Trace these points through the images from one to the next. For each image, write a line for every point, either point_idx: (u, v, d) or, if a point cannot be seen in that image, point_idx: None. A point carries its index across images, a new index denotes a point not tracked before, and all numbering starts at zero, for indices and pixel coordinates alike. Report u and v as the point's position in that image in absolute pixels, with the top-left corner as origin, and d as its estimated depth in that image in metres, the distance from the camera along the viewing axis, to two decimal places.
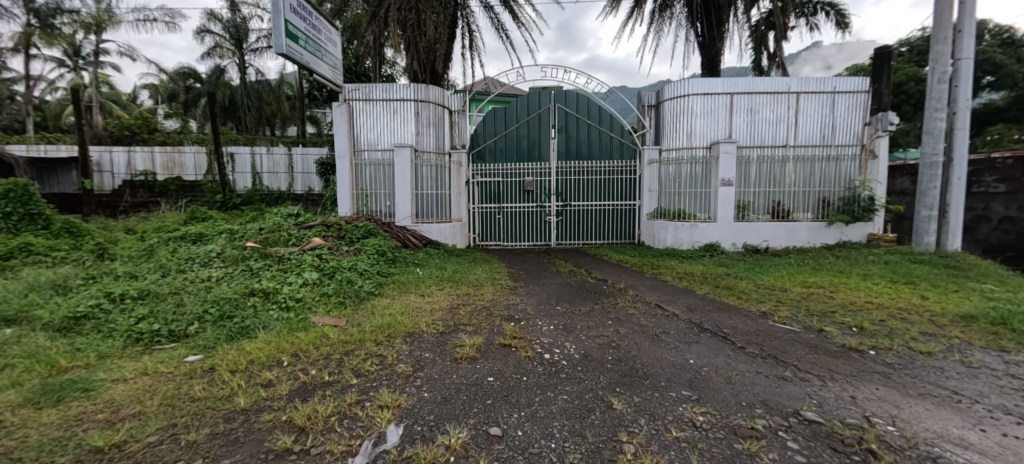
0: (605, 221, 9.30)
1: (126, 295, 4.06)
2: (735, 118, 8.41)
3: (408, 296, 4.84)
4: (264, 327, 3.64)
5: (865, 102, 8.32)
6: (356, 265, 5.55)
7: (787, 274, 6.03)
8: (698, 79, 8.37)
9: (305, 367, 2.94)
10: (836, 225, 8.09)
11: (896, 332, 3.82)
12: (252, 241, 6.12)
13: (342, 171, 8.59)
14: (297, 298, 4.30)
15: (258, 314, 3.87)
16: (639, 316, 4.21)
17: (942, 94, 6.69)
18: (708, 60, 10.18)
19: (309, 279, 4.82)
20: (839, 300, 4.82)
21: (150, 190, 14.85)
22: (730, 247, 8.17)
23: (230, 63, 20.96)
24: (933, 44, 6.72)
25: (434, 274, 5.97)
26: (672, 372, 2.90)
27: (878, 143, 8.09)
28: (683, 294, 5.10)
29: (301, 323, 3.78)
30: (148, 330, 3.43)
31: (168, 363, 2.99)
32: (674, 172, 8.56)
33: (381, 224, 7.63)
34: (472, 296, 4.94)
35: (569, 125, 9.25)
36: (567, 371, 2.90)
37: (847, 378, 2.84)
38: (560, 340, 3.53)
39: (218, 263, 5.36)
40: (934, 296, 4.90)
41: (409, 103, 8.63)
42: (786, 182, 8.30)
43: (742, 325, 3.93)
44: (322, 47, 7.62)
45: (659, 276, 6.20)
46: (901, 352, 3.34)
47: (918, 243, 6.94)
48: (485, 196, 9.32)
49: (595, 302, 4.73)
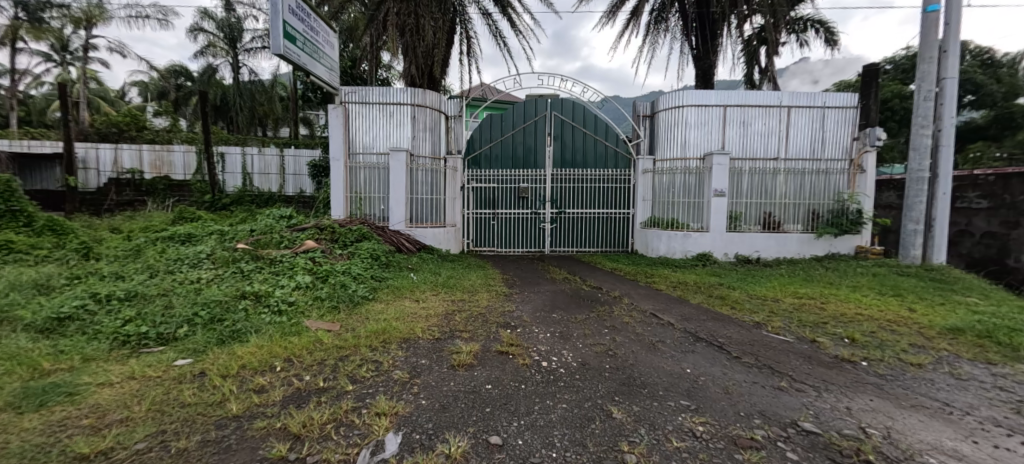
0: (599, 229, 9.34)
1: (112, 296, 3.95)
2: (728, 131, 8.57)
3: (403, 301, 4.79)
4: (256, 330, 3.56)
5: (854, 117, 8.51)
6: (349, 269, 5.48)
7: (778, 284, 6.11)
8: (693, 91, 8.54)
9: (299, 372, 2.89)
10: (824, 238, 8.22)
11: (886, 343, 3.87)
12: (243, 243, 6.04)
13: (336, 174, 8.51)
14: (289, 301, 4.25)
15: (250, 317, 3.80)
16: (635, 325, 4.23)
17: (928, 111, 6.89)
18: (702, 73, 10.31)
19: (301, 282, 4.76)
20: (830, 312, 4.88)
21: (137, 189, 14.60)
22: (722, 257, 8.26)
23: (223, 63, 20.85)
24: (920, 63, 6.94)
25: (428, 279, 5.92)
26: (669, 381, 2.90)
27: (865, 158, 8.25)
28: (678, 303, 5.10)
29: (294, 326, 3.72)
30: (135, 332, 3.34)
31: (156, 367, 2.92)
32: (667, 181, 8.66)
33: (375, 229, 7.59)
34: (468, 302, 4.92)
35: (565, 133, 9.31)
36: (565, 379, 2.89)
37: (842, 389, 2.87)
38: (557, 348, 3.52)
39: (208, 265, 5.26)
40: (921, 308, 4.99)
41: (406, 108, 8.62)
42: (776, 193, 8.41)
43: (736, 335, 3.95)
44: (320, 49, 7.61)
45: (653, 284, 6.26)
46: (892, 364, 3.38)
47: (905, 256, 7.07)
48: (480, 202, 9.30)
49: (590, 310, 4.73)
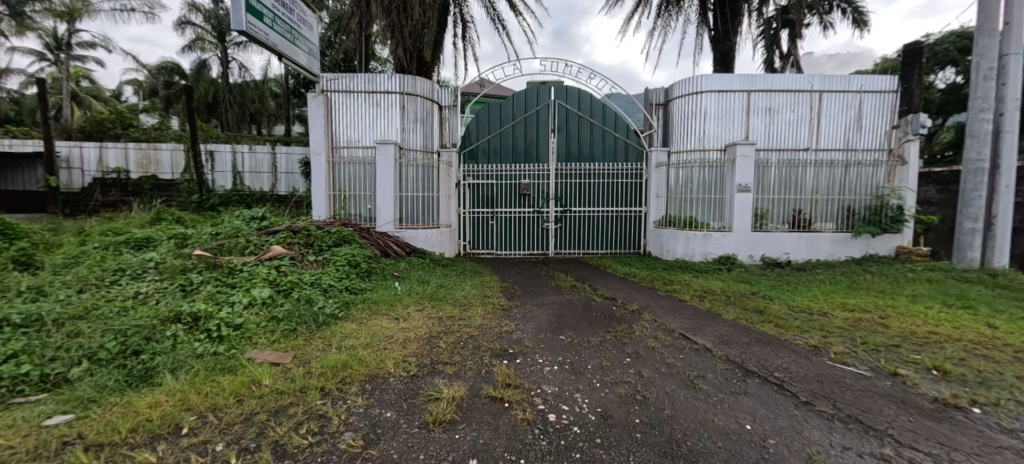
0: (609, 229, 8.49)
1: (6, 322, 3.13)
2: (752, 119, 7.70)
3: (379, 320, 3.96)
4: (176, 368, 2.76)
5: (893, 103, 7.62)
6: (319, 280, 4.64)
7: (820, 294, 5.27)
8: (712, 75, 7.67)
9: (210, 438, 2.08)
10: (862, 238, 7.34)
11: (989, 377, 3.02)
12: (202, 249, 5.23)
13: (317, 171, 7.70)
14: (235, 324, 3.45)
15: (177, 348, 3.01)
16: (663, 351, 3.40)
17: (988, 92, 5.99)
18: (721, 56, 9.39)
19: (257, 298, 3.94)
20: (896, 331, 4.01)
21: (123, 189, 13.80)
22: (747, 260, 7.40)
23: (212, 57, 20.08)
24: (979, 37, 6.04)
25: (414, 289, 5.09)
26: (727, 449, 2.07)
27: (907, 148, 7.35)
28: (710, 319, 4.25)
29: (231, 360, 2.93)
30: (9, 374, 2.53)
31: (16, 429, 2.12)
32: (683, 176, 7.82)
33: (359, 231, 6.80)
34: (458, 321, 4.07)
35: (570, 123, 8.47)
36: (581, 447, 2.06)
37: (973, 460, 2.03)
38: (567, 389, 2.68)
39: (153, 276, 4.45)
40: (1004, 325, 4.13)
41: (394, 96, 7.81)
42: (806, 189, 7.56)
43: (795, 367, 3.08)
44: (296, 30, 6.77)
45: (675, 293, 5.40)
46: (1016, 411, 2.54)
47: (961, 259, 6.18)
48: (477, 200, 8.47)
49: (606, 331, 3.88)
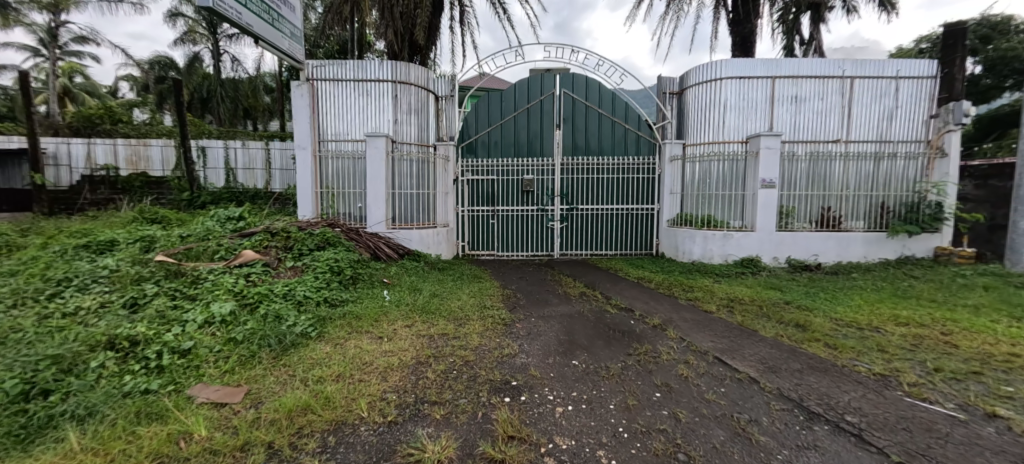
0: (619, 228, 7.87)
1: None
2: (777, 109, 7.04)
3: (358, 341, 3.36)
4: (89, 415, 2.17)
5: (931, 90, 6.95)
6: (293, 291, 4.05)
7: (864, 303, 4.66)
8: (733, 60, 7.00)
9: None
10: (897, 237, 6.71)
11: None
12: (166, 254, 4.63)
13: (303, 165, 7.11)
14: (183, 350, 2.87)
15: (99, 385, 2.41)
16: (699, 383, 2.79)
17: None
18: (740, 40, 8.69)
19: (215, 315, 3.34)
20: (971, 352, 3.39)
21: (112, 187, 13.19)
22: (772, 262, 6.78)
23: (203, 50, 19.47)
24: None
25: (403, 299, 4.50)
26: None
27: (947, 139, 6.69)
28: (746, 337, 3.65)
29: (163, 401, 2.34)
30: None
31: None
32: (701, 171, 7.18)
33: (347, 232, 6.20)
34: (452, 340, 3.48)
35: (576, 114, 7.85)
36: None
37: None
38: (586, 444, 2.08)
39: (102, 287, 3.85)
40: None
41: (385, 85, 7.18)
42: (836, 185, 6.92)
43: (868, 406, 2.47)
44: (275, 10, 6.13)
45: (697, 303, 4.81)
46: None
47: (1016, 262, 5.54)
48: (476, 197, 7.85)
49: (628, 353, 3.29)
